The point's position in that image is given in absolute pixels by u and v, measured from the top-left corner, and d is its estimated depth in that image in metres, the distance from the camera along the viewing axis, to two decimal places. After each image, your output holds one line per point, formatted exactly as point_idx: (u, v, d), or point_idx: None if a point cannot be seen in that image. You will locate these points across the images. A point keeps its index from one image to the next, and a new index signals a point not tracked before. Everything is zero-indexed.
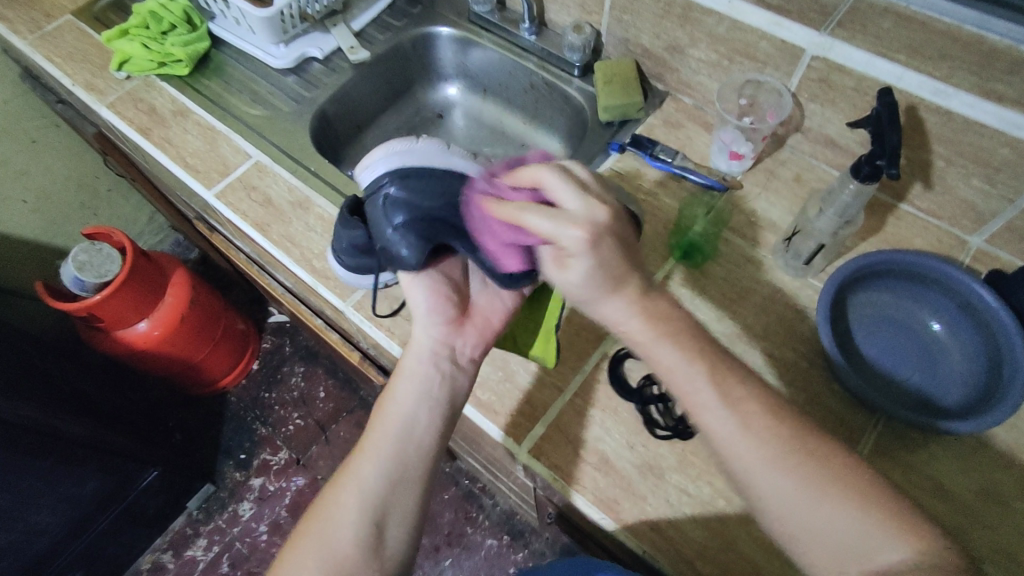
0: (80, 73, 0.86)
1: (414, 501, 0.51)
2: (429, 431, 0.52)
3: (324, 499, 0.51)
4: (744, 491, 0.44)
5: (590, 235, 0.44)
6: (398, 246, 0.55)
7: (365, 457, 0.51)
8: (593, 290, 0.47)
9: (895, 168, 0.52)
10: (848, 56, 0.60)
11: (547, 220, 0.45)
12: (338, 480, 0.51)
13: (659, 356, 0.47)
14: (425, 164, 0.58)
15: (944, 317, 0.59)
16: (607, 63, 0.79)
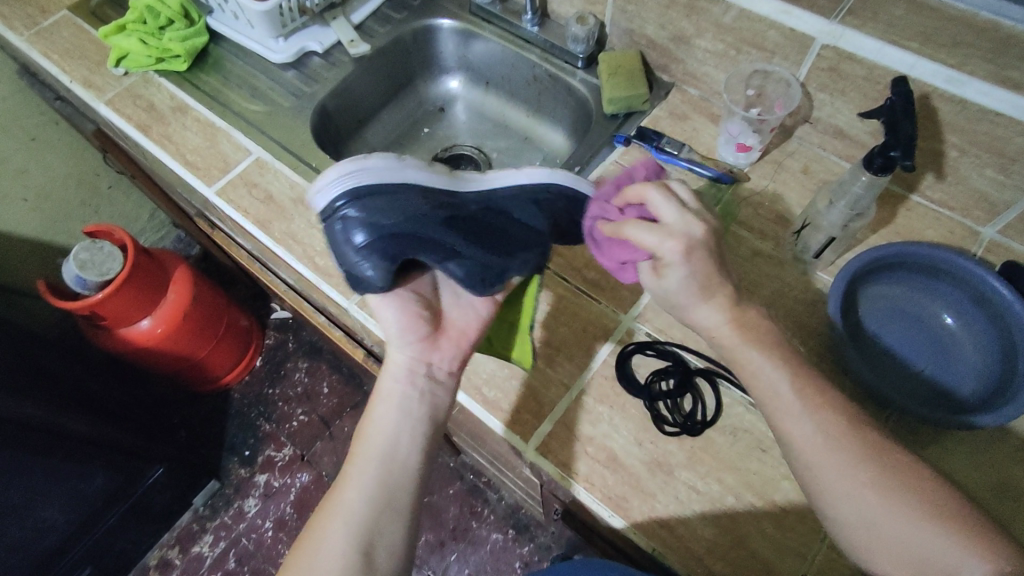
0: (78, 70, 0.85)
1: (401, 522, 0.50)
2: (412, 448, 0.52)
3: (308, 530, 0.49)
4: (819, 494, 0.45)
5: (684, 246, 0.47)
6: (362, 268, 0.52)
7: (348, 482, 0.50)
8: (686, 296, 0.49)
9: (910, 160, 0.51)
10: (859, 45, 0.59)
11: (649, 234, 0.48)
12: (321, 510, 0.50)
13: (746, 362, 0.49)
14: (380, 178, 0.53)
15: (956, 309, 0.58)
16: (612, 54, 0.78)
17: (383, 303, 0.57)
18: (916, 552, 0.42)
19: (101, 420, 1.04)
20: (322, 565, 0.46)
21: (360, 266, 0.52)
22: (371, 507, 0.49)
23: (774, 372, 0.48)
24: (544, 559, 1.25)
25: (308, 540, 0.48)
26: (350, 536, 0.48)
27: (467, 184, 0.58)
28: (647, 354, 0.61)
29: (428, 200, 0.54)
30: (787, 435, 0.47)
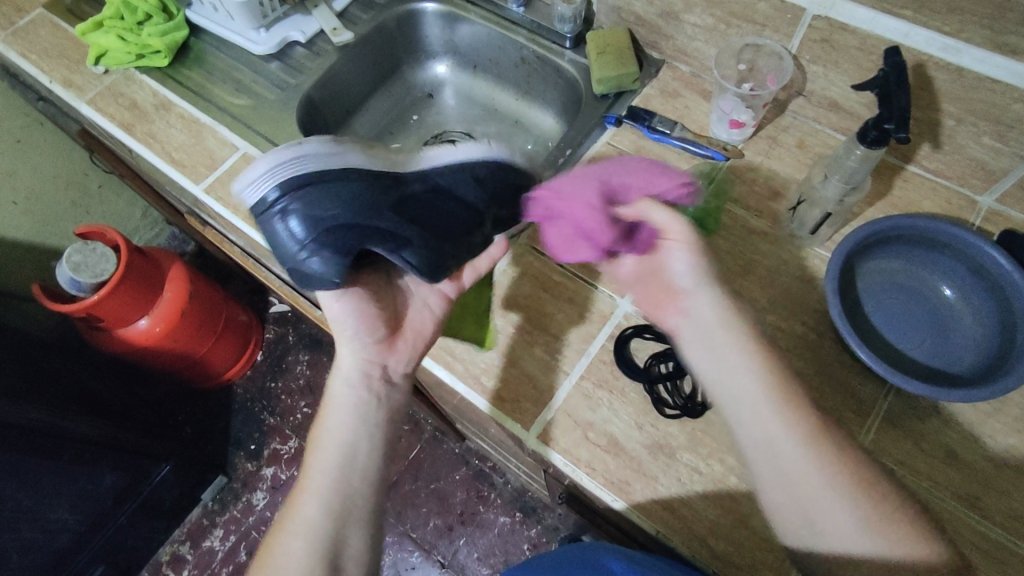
0: (57, 69, 0.83)
1: (363, 529, 0.50)
2: (370, 458, 0.53)
3: (267, 551, 0.48)
4: (784, 480, 0.46)
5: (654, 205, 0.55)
6: (309, 261, 0.51)
7: (305, 498, 0.50)
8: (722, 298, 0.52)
9: (904, 132, 0.49)
10: (851, 15, 0.58)
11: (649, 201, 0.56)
12: (277, 527, 0.50)
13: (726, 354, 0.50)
14: (319, 165, 0.53)
15: (955, 282, 0.58)
16: (600, 32, 0.76)
17: (341, 300, 0.56)
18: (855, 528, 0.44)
19: (99, 415, 1.05)
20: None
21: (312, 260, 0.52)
22: (328, 522, 0.49)
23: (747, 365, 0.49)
24: (552, 540, 1.26)
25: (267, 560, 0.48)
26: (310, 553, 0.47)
27: (405, 165, 0.57)
28: (646, 337, 0.61)
29: (368, 184, 0.53)
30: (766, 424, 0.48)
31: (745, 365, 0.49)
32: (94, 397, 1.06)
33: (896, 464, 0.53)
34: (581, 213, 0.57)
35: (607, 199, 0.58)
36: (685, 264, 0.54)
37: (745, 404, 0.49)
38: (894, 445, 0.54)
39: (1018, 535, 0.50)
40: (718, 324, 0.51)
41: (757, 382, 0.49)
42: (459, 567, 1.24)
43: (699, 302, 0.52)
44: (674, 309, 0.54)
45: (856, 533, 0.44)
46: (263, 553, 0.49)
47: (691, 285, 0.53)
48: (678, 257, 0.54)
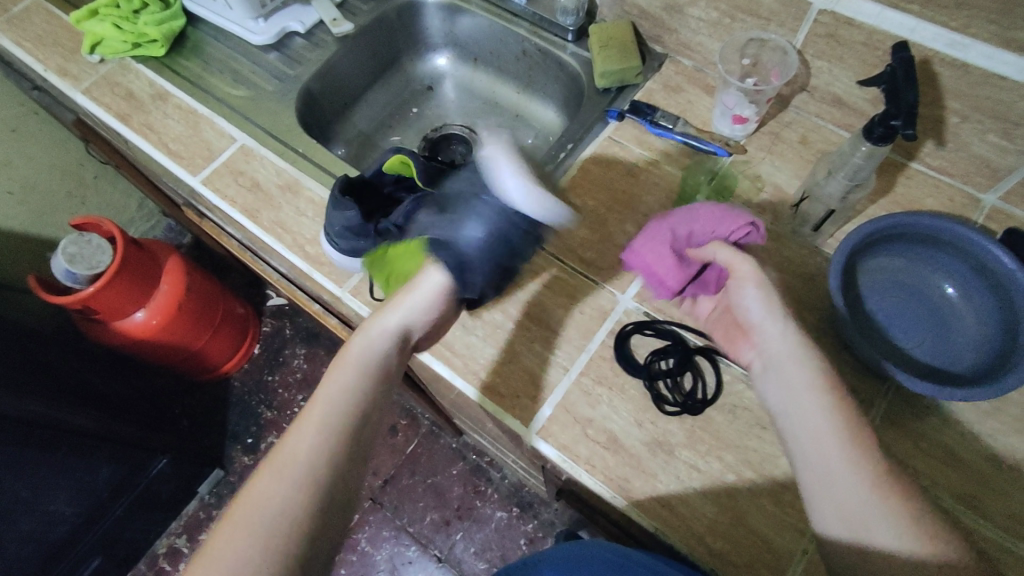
0: (52, 58, 0.82)
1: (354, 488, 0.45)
2: (366, 442, 0.46)
3: (229, 530, 0.39)
4: (802, 456, 0.47)
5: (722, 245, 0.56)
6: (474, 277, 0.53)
7: (290, 474, 0.42)
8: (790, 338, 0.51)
9: (911, 129, 0.48)
10: (857, 10, 0.57)
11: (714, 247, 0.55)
12: (247, 502, 0.41)
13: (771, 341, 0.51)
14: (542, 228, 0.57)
15: (958, 280, 0.58)
16: (603, 26, 0.76)
17: (438, 292, 0.52)
18: (861, 512, 0.43)
19: (95, 408, 1.04)
20: (268, 521, 0.40)
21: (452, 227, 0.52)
22: (315, 509, 0.41)
23: (788, 345, 0.50)
24: (549, 535, 1.26)
25: (231, 540, 0.39)
26: (290, 541, 0.40)
27: None
28: (646, 334, 0.60)
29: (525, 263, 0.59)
30: (795, 399, 0.48)
31: (799, 365, 0.49)
32: (89, 391, 1.05)
33: (896, 462, 0.53)
34: (653, 264, 0.58)
35: (680, 245, 0.57)
36: (759, 303, 0.52)
37: (783, 379, 0.50)
38: (894, 443, 0.54)
39: (1018, 535, 0.50)
40: (790, 356, 0.50)
41: (797, 363, 0.49)
42: (455, 561, 1.24)
43: (771, 336, 0.51)
44: (748, 344, 0.54)
45: (874, 524, 0.43)
46: (223, 531, 0.40)
47: (761, 319, 0.52)
48: (752, 295, 0.53)
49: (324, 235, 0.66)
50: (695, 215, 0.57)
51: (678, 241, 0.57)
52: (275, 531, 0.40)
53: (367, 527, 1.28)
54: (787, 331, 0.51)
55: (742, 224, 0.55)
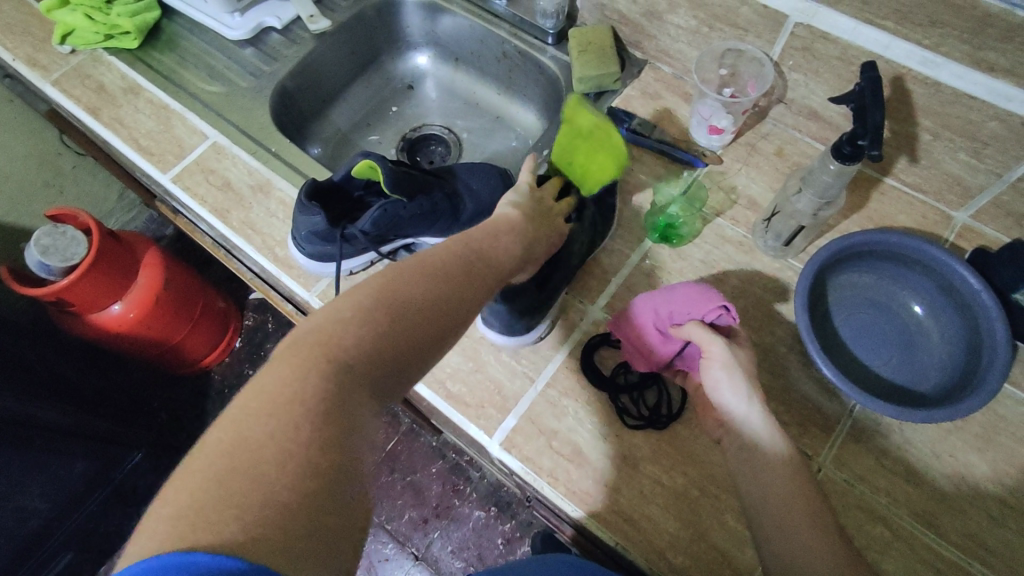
0: (22, 47, 0.81)
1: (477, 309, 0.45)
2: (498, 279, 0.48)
3: (415, 281, 0.41)
4: (762, 538, 0.45)
5: (702, 328, 0.52)
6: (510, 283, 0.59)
7: (467, 285, 0.44)
8: (758, 423, 0.49)
9: (877, 149, 0.46)
10: (832, 24, 0.56)
11: (693, 329, 0.53)
12: (430, 271, 0.42)
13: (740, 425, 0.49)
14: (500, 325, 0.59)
15: (925, 299, 0.58)
16: (583, 30, 0.74)
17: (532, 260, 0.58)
18: None
19: (66, 401, 1.05)
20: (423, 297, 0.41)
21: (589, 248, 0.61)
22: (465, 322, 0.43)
23: (758, 423, 0.49)
24: (526, 535, 1.27)
25: (414, 290, 0.40)
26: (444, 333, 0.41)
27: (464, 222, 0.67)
28: (613, 346, 0.60)
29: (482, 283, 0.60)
30: (757, 478, 0.47)
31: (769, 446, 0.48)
32: (59, 382, 1.04)
33: (857, 480, 0.54)
34: (638, 340, 0.57)
35: (663, 324, 0.56)
36: (728, 386, 0.50)
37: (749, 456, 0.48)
38: (854, 461, 0.54)
39: (973, 555, 0.51)
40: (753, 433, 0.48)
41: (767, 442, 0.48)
42: (432, 559, 1.25)
43: (737, 415, 0.50)
44: (719, 420, 0.52)
45: None
46: (407, 274, 0.41)
47: (726, 399, 0.50)
48: (722, 378, 0.51)
49: (293, 238, 0.65)
50: (675, 294, 0.55)
51: (659, 320, 0.56)
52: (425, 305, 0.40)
53: None
54: (758, 412, 0.49)
55: (714, 306, 0.53)
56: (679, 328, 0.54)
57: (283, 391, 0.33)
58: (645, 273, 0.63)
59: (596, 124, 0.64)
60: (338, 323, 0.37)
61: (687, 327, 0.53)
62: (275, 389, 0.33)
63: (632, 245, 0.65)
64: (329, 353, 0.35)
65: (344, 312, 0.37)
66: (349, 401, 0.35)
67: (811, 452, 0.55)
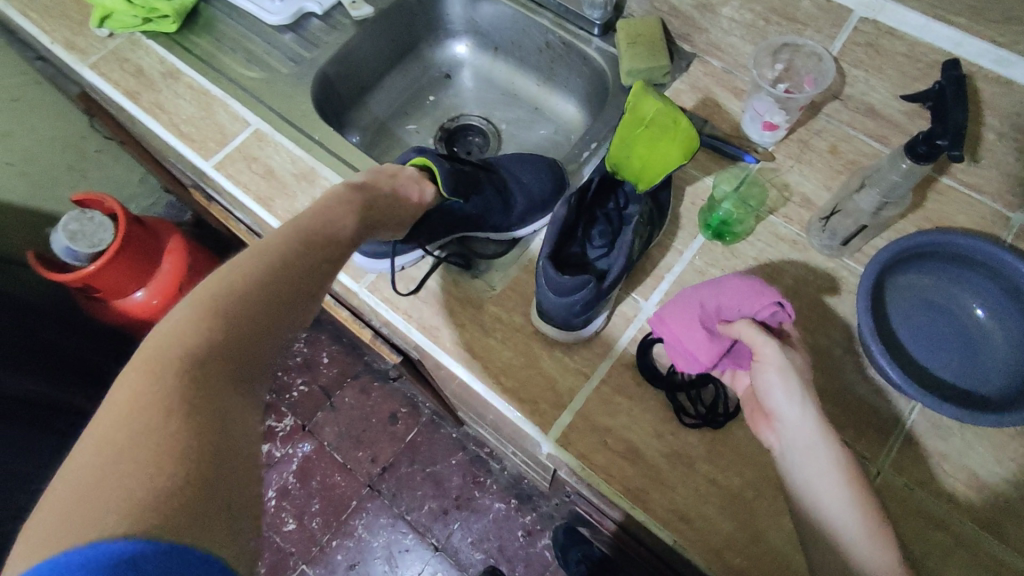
0: (59, 30, 0.80)
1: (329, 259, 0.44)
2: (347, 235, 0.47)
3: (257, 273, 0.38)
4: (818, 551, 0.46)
5: (755, 329, 0.49)
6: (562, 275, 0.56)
7: (318, 252, 0.43)
8: (811, 433, 0.47)
9: (959, 150, 0.45)
10: (898, 19, 0.56)
11: (743, 326, 0.50)
12: (272, 247, 0.40)
13: (793, 436, 0.48)
14: (551, 316, 0.57)
15: (988, 302, 0.57)
16: (630, 21, 0.73)
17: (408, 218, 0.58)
18: None
19: (76, 380, 1.04)
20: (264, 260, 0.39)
21: (651, 238, 0.61)
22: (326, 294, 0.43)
23: (810, 434, 0.47)
24: (546, 527, 1.27)
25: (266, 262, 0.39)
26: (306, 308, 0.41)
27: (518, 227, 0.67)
28: None
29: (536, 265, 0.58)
30: (808, 491, 0.46)
31: (825, 459, 0.46)
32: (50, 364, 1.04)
33: (916, 484, 0.53)
34: (681, 339, 0.54)
35: (709, 319, 0.53)
36: (783, 392, 0.48)
37: (805, 469, 0.47)
38: (912, 465, 0.54)
39: None
40: (809, 445, 0.47)
41: (822, 455, 0.46)
42: (452, 550, 1.25)
43: (789, 423, 0.48)
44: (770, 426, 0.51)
45: None
46: (247, 266, 0.38)
47: (780, 406, 0.48)
48: (776, 382, 0.48)
49: None
50: (722, 288, 0.53)
51: (706, 315, 0.53)
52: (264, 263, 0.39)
53: (365, 514, 1.28)
54: (813, 419, 0.47)
55: (768, 303, 0.51)
56: (729, 325, 0.51)
57: (133, 405, 0.31)
58: (698, 271, 0.63)
59: (657, 113, 0.60)
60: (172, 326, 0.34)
61: (739, 325, 0.50)
62: (129, 404, 0.31)
63: (684, 241, 0.64)
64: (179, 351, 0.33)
65: (182, 309, 0.35)
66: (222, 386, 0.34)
67: (868, 455, 0.55)
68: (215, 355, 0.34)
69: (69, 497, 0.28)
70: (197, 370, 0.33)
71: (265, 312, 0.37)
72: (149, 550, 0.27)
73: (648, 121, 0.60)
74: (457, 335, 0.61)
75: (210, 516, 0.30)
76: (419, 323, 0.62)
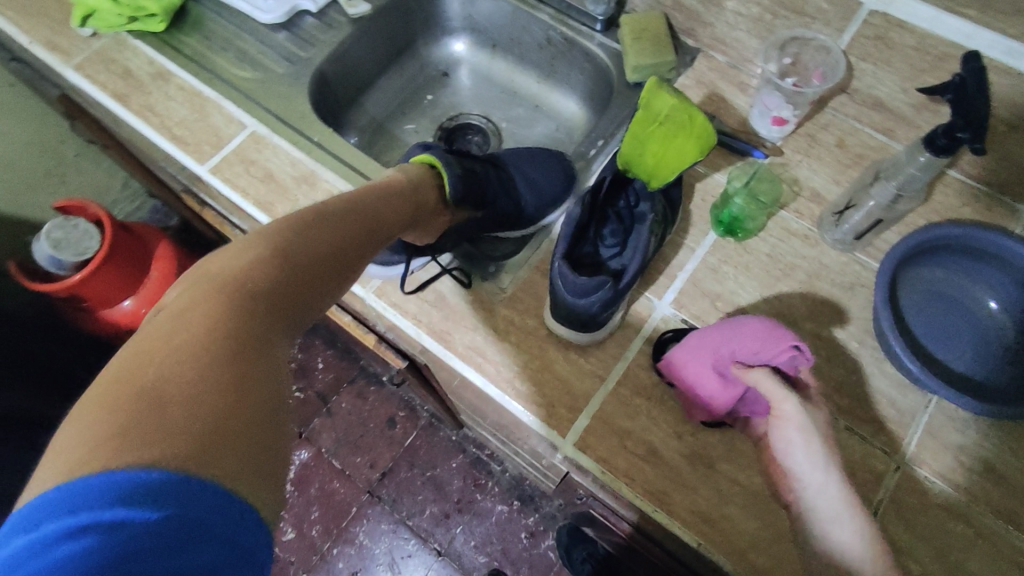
0: (40, 30, 0.77)
1: (355, 241, 0.50)
2: (373, 225, 0.53)
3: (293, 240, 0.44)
4: None
5: (773, 382, 0.49)
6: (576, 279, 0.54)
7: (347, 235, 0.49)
8: (834, 499, 0.46)
9: (980, 143, 0.45)
10: (911, 13, 0.65)
11: (764, 380, 0.49)
12: (311, 226, 0.46)
13: (815, 500, 0.46)
14: (568, 319, 0.56)
15: (1001, 295, 0.57)
16: (635, 16, 0.72)
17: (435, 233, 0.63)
18: None
19: (45, 391, 1.00)
20: (299, 231, 0.45)
21: (664, 236, 0.61)
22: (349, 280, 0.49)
23: (835, 502, 0.45)
24: (549, 528, 1.26)
25: (299, 233, 0.45)
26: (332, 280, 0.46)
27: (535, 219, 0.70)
28: None
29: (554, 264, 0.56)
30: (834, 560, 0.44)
31: (847, 525, 0.45)
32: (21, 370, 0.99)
33: (937, 478, 0.53)
34: (695, 380, 0.53)
35: (722, 363, 0.52)
36: (803, 453, 0.47)
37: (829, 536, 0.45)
38: (932, 459, 0.54)
39: None
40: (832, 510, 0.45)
41: (847, 521, 0.45)
42: (455, 554, 1.24)
43: (811, 487, 0.47)
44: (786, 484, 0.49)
45: None
46: (285, 233, 0.44)
47: (800, 467, 0.47)
48: (798, 444, 0.48)
49: None
50: (736, 333, 0.51)
51: (719, 358, 0.52)
52: (300, 232, 0.45)
53: (365, 521, 1.26)
54: (837, 489, 0.46)
55: (785, 346, 0.49)
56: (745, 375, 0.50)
57: (187, 327, 0.36)
58: (711, 268, 0.62)
59: (671, 108, 0.60)
60: (225, 277, 0.39)
61: (755, 377, 0.50)
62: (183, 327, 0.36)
63: (696, 239, 0.64)
64: (227, 289, 0.38)
65: (232, 263, 0.40)
66: (259, 337, 0.38)
67: (888, 450, 0.54)
68: (255, 298, 0.39)
69: (116, 401, 0.32)
70: (239, 307, 0.38)
71: (297, 272, 0.43)
72: (185, 473, 0.31)
73: (662, 117, 0.60)
74: (469, 340, 0.60)
75: (240, 441, 0.34)
76: (430, 327, 0.61)
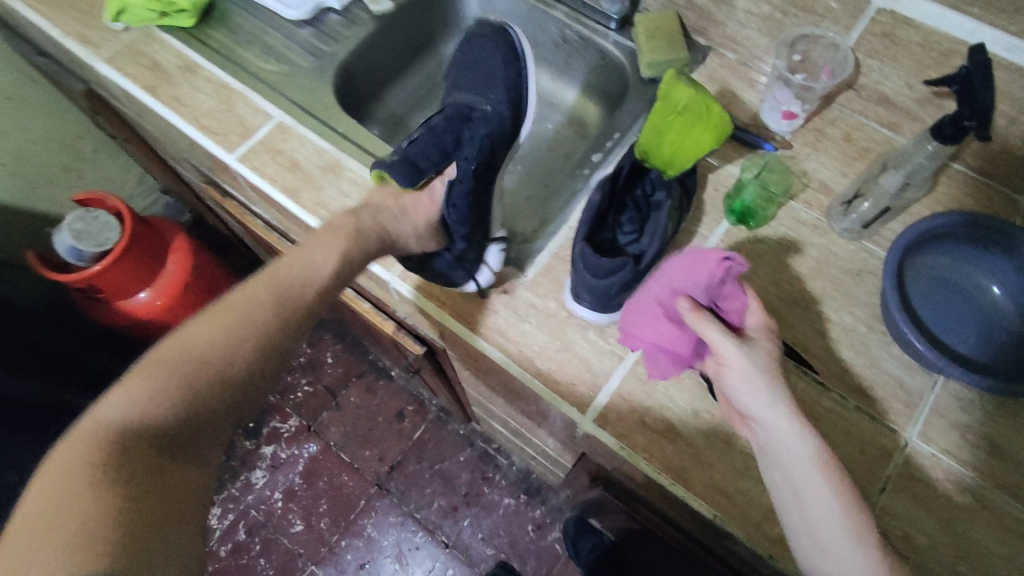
0: (71, 24, 0.79)
1: (269, 319, 0.52)
2: (301, 297, 0.54)
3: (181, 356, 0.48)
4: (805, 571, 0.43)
5: (708, 317, 0.49)
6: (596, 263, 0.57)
7: (257, 322, 0.52)
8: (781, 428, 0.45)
9: (986, 131, 0.49)
10: (917, 9, 0.60)
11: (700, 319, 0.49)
12: (207, 329, 0.50)
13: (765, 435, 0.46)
14: (595, 300, 0.58)
15: (1002, 280, 0.59)
16: (648, 15, 0.75)
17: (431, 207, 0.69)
18: None
19: (65, 378, 1.01)
20: (193, 339, 0.49)
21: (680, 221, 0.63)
22: (257, 388, 0.52)
23: (789, 433, 0.44)
24: (556, 520, 1.27)
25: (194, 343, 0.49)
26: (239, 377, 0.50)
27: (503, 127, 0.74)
28: None
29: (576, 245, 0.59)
30: (790, 494, 0.44)
31: (799, 458, 0.44)
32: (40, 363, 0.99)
33: (943, 454, 0.55)
34: (651, 336, 0.53)
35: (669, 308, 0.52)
36: (747, 388, 0.47)
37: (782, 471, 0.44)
38: (938, 436, 0.56)
39: None
40: (783, 442, 0.44)
41: (799, 454, 0.44)
42: (463, 547, 1.25)
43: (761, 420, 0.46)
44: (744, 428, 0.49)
45: None
46: (177, 349, 0.49)
47: (746, 403, 0.47)
48: (743, 389, 0.47)
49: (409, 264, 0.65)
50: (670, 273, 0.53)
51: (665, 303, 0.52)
52: (193, 340, 0.49)
53: (374, 513, 1.28)
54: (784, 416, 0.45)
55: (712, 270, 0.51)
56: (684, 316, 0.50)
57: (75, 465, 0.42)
58: None
59: (689, 100, 0.63)
60: (94, 441, 0.43)
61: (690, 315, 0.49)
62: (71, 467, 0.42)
63: (709, 226, 0.66)
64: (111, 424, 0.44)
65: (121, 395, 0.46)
66: (139, 468, 0.43)
67: (897, 428, 0.57)
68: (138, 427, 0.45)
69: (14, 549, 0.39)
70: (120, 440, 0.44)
71: (186, 384, 0.47)
72: None
73: (680, 109, 0.63)
74: (492, 322, 0.62)
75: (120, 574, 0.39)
76: (454, 310, 0.63)
